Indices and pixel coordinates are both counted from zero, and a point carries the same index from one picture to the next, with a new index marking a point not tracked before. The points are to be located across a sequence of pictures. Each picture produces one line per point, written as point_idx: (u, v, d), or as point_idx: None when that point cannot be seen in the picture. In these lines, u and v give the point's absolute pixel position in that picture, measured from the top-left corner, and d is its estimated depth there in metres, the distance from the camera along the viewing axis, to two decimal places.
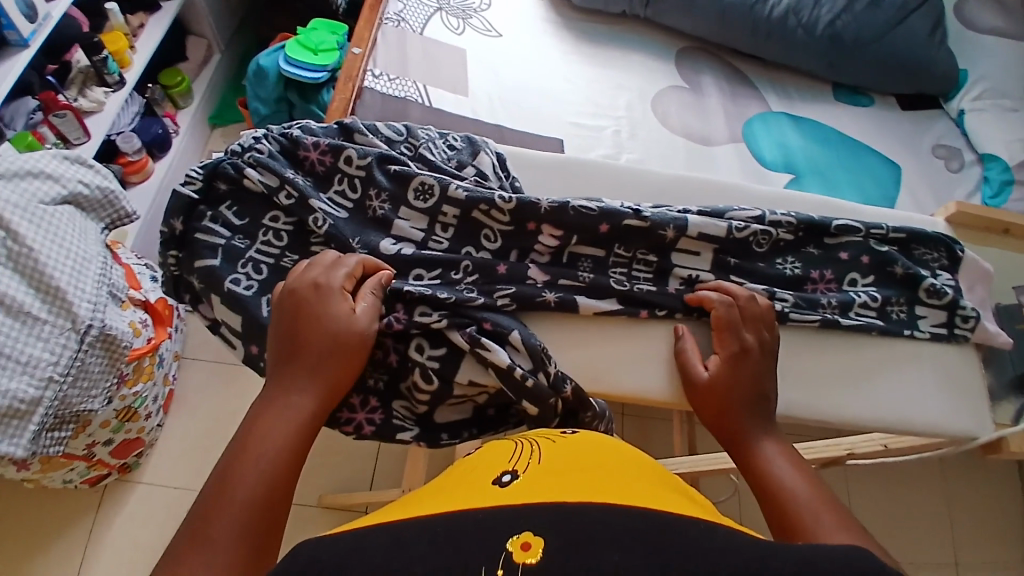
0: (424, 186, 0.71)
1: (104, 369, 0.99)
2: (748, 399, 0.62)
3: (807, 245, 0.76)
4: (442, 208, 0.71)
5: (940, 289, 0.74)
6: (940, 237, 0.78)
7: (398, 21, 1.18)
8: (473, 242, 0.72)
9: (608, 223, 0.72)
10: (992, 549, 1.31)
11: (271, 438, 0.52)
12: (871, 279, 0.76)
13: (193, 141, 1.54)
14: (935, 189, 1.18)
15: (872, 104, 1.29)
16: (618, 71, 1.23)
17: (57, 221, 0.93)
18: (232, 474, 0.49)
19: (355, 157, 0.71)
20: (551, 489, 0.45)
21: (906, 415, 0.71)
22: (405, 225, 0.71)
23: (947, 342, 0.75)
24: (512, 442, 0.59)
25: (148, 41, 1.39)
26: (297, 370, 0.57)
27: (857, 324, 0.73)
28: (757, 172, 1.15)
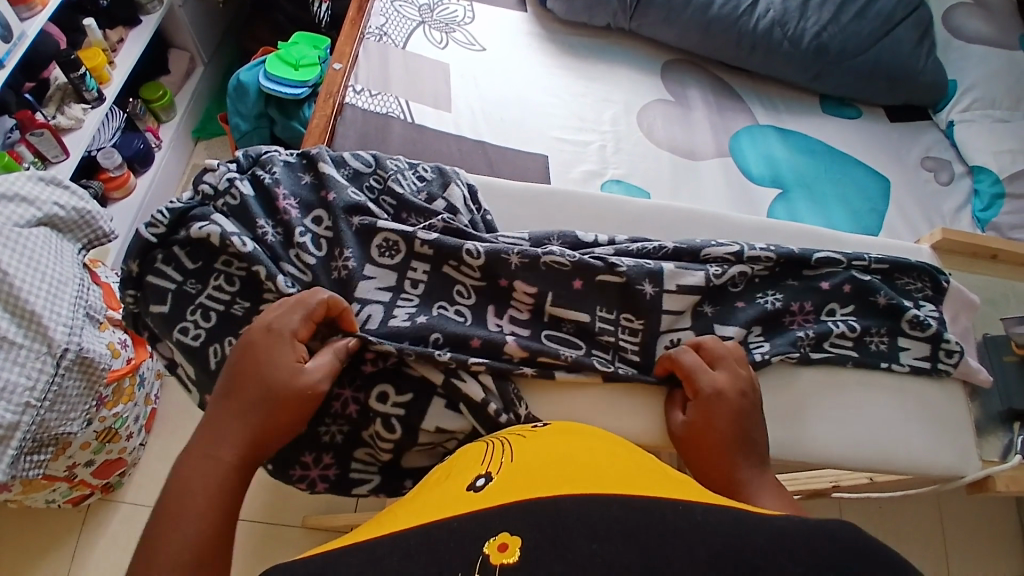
0: (389, 241, 0.69)
1: (82, 392, 0.97)
2: (736, 441, 0.60)
3: (788, 279, 0.75)
4: (410, 263, 0.69)
5: (923, 320, 0.73)
6: (924, 267, 0.77)
7: (380, 35, 1.17)
8: (445, 297, 0.69)
9: (581, 277, 0.70)
10: (983, 564, 1.31)
11: (201, 504, 0.50)
12: (850, 308, 0.74)
13: (173, 157, 1.51)
14: (925, 204, 1.17)
15: (859, 116, 1.28)
16: (604, 84, 1.22)
17: (31, 245, 0.91)
18: (154, 544, 0.48)
19: (324, 218, 0.70)
20: (523, 484, 0.46)
21: (893, 455, 0.70)
22: (371, 283, 0.67)
23: (929, 376, 0.74)
24: (485, 443, 0.60)
25: (129, 57, 1.37)
26: (237, 428, 0.55)
27: (828, 356, 0.72)
28: (743, 187, 1.13)
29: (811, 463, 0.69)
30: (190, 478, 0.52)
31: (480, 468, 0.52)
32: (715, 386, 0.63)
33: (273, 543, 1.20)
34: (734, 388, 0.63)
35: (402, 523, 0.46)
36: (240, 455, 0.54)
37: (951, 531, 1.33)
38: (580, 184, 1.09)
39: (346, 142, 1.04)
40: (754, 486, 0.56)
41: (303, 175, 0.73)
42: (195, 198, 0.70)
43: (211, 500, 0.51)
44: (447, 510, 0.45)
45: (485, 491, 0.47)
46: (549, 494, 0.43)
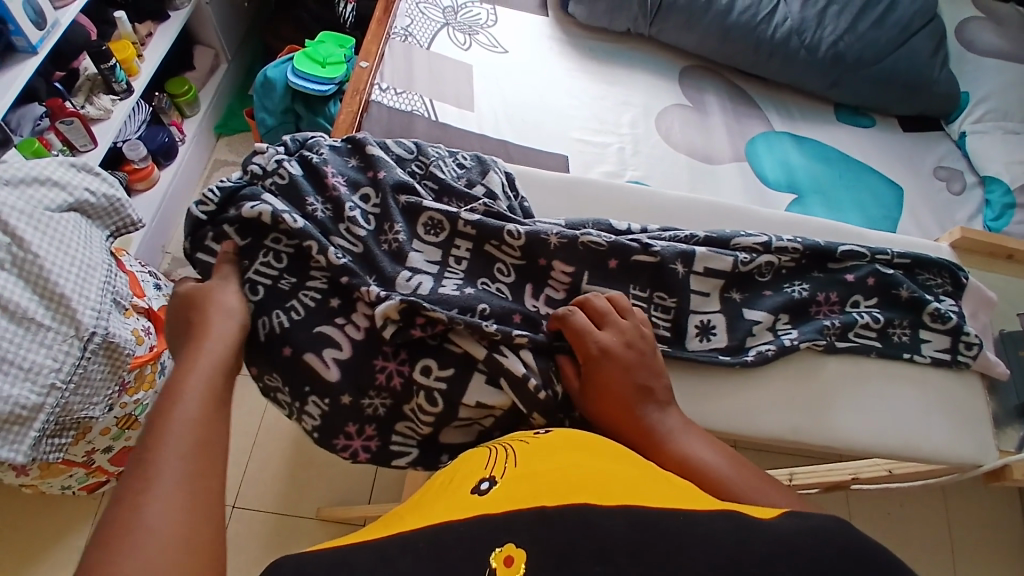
0: (433, 221, 0.72)
1: (106, 376, 0.99)
2: (639, 397, 0.61)
3: (815, 271, 0.77)
4: (454, 242, 0.71)
5: (944, 314, 0.75)
6: (945, 264, 0.79)
7: (405, 36, 1.20)
8: (487, 274, 0.71)
9: (616, 258, 0.73)
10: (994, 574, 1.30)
11: (187, 407, 0.52)
12: (874, 301, 0.76)
13: (197, 150, 1.54)
14: (937, 211, 1.19)
15: (873, 125, 1.30)
16: (622, 87, 1.24)
17: (62, 229, 0.93)
18: (146, 462, 0.47)
19: (373, 194, 0.72)
20: (536, 487, 0.48)
21: (914, 443, 0.72)
22: (418, 257, 0.69)
23: (949, 367, 0.76)
24: (487, 450, 0.61)
25: (157, 51, 1.40)
26: (198, 352, 0.57)
27: (854, 346, 0.74)
28: (760, 191, 1.15)
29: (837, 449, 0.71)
30: (168, 405, 0.52)
31: (482, 471, 0.54)
32: (609, 348, 0.63)
33: (287, 532, 1.21)
34: (622, 344, 0.64)
35: (411, 525, 0.47)
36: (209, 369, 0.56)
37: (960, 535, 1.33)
38: None
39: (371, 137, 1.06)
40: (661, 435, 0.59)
41: (349, 157, 0.75)
42: (247, 174, 0.72)
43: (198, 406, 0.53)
44: (449, 513, 0.47)
45: (492, 494, 0.49)
46: (573, 501, 0.44)
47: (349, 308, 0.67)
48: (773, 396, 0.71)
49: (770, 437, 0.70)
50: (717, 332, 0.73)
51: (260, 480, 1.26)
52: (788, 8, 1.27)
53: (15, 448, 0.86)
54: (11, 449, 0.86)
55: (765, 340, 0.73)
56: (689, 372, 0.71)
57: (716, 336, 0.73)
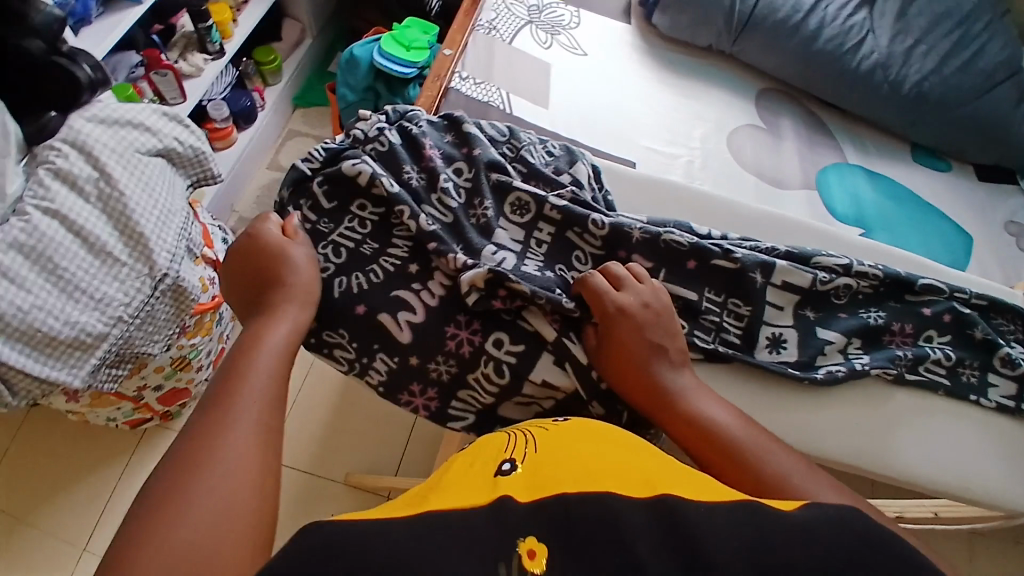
0: (521, 201, 0.74)
1: (170, 317, 1.04)
2: (653, 356, 0.62)
3: (889, 301, 0.77)
4: (538, 224, 0.74)
5: (1016, 360, 0.75)
6: (1021, 310, 0.79)
7: (490, 29, 1.23)
8: (564, 260, 0.73)
9: (696, 259, 0.73)
10: None
11: (254, 385, 0.55)
12: (947, 337, 0.76)
13: (276, 118, 1.61)
14: (1005, 265, 1.16)
15: (949, 170, 1.27)
16: (697, 102, 1.25)
17: (148, 173, 0.99)
18: (207, 437, 0.50)
19: (465, 170, 0.75)
20: (559, 473, 0.48)
21: (974, 487, 0.72)
22: (504, 234, 0.73)
23: (1014, 416, 0.75)
24: (506, 434, 0.61)
25: (251, 19, 1.47)
26: (267, 329, 0.60)
27: (923, 380, 0.74)
28: (826, 220, 1.14)
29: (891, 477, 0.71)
30: (235, 382, 0.55)
31: (502, 453, 0.55)
32: (629, 310, 0.64)
33: (315, 492, 1.26)
34: (643, 306, 0.65)
35: (430, 500, 0.48)
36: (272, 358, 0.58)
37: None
38: None
39: None
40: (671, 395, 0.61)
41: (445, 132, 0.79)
42: (349, 138, 0.77)
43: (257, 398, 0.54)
44: (476, 497, 0.47)
45: (513, 476, 0.50)
46: (599, 489, 0.45)
47: (425, 275, 0.70)
48: (835, 418, 0.72)
49: (830, 458, 0.71)
50: (788, 345, 0.74)
51: (296, 439, 1.30)
52: (876, 41, 1.25)
53: (75, 372, 0.92)
54: (72, 371, 0.92)
55: (835, 362, 0.74)
56: (757, 381, 0.72)
57: (786, 349, 0.74)
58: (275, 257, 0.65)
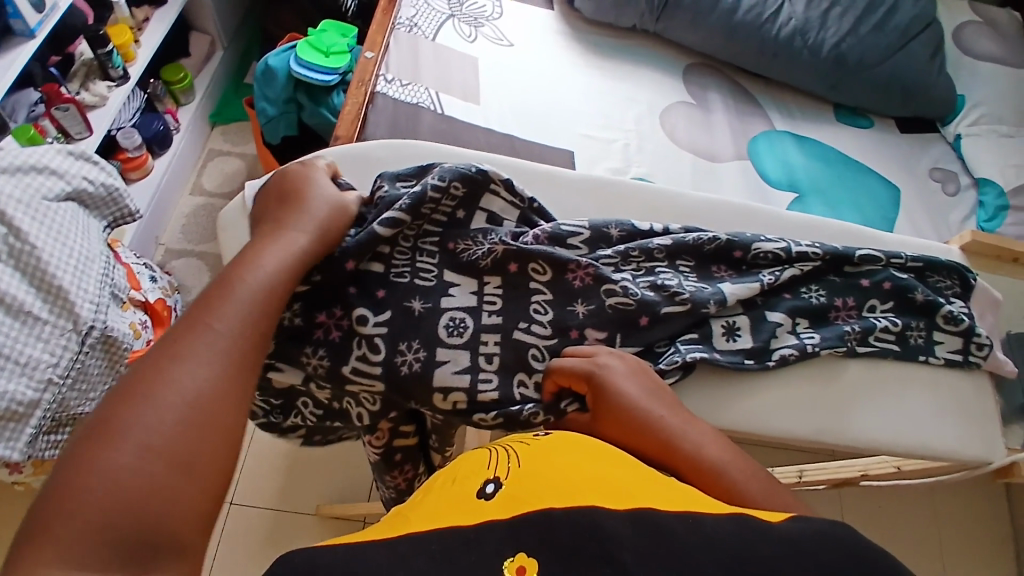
0: (455, 321, 0.70)
1: (104, 370, 0.96)
2: (645, 414, 0.60)
3: (830, 275, 0.80)
4: (480, 338, 0.70)
5: (956, 316, 0.78)
6: (955, 267, 0.83)
7: (410, 27, 1.19)
8: (523, 318, 0.71)
9: (646, 315, 0.72)
10: (982, 562, 1.34)
11: (225, 317, 0.52)
12: (890, 305, 0.79)
13: (193, 139, 1.52)
14: (933, 213, 1.21)
15: (872, 126, 1.31)
16: (630, 84, 1.24)
17: (58, 218, 0.91)
18: (160, 370, 0.47)
19: (368, 317, 0.67)
20: (540, 491, 0.47)
21: (932, 442, 0.75)
22: (447, 372, 0.67)
23: (962, 368, 0.79)
24: (486, 450, 0.61)
25: (153, 36, 1.38)
26: (258, 255, 0.58)
27: (874, 350, 0.77)
28: (762, 191, 1.16)
29: (860, 447, 0.74)
30: (208, 313, 0.52)
31: (489, 470, 0.53)
32: (612, 372, 0.64)
33: (288, 530, 1.21)
34: (629, 365, 0.65)
35: (419, 528, 0.47)
36: (236, 324, 0.52)
37: (947, 529, 1.36)
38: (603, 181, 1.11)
39: (377, 130, 1.05)
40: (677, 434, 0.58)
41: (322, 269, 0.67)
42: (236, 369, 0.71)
43: (232, 325, 0.52)
44: (460, 518, 0.46)
45: (499, 497, 0.49)
46: (585, 503, 0.45)
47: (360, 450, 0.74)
48: (795, 399, 0.74)
49: (799, 438, 0.73)
50: (743, 333, 0.75)
51: (260, 475, 1.25)
52: (792, 8, 1.27)
53: (10, 445, 0.85)
54: (7, 446, 0.85)
55: (788, 343, 0.75)
56: (717, 376, 0.74)
57: (741, 336, 0.75)
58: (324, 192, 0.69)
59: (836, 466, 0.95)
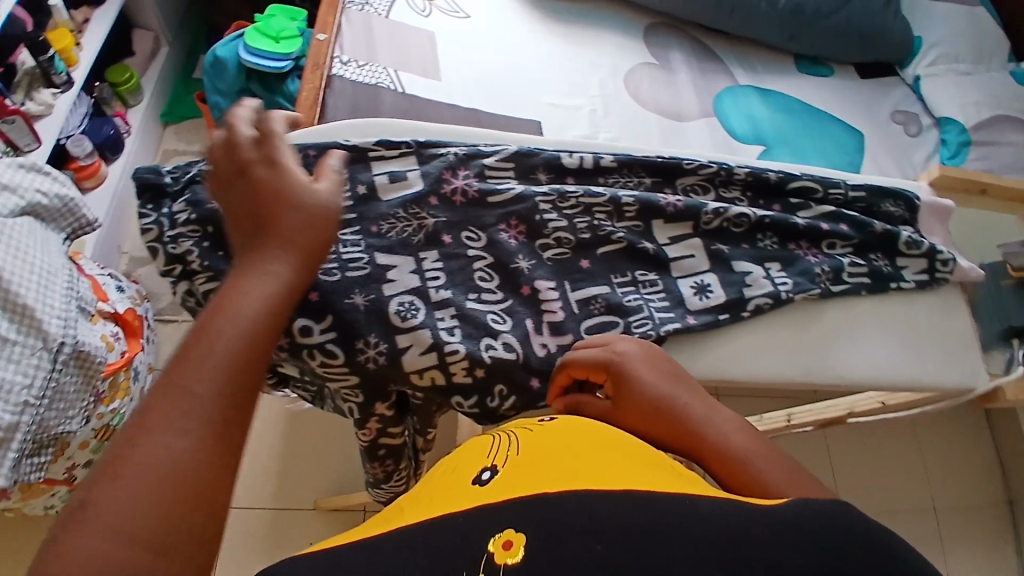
0: (407, 305, 0.66)
1: (80, 388, 1.01)
2: (655, 405, 0.58)
3: (793, 216, 0.81)
4: (436, 314, 0.67)
5: (917, 240, 0.81)
6: (900, 192, 0.85)
7: (362, 5, 1.15)
8: (470, 287, 0.70)
9: (586, 256, 0.75)
10: (967, 489, 1.40)
11: (214, 364, 0.44)
12: (851, 244, 0.81)
13: (145, 141, 1.47)
14: (897, 155, 1.23)
15: (832, 74, 1.32)
16: (591, 49, 1.22)
17: (15, 234, 0.86)
18: (151, 419, 0.40)
19: (313, 327, 0.62)
20: (538, 474, 0.48)
21: (913, 373, 0.77)
22: (413, 356, 0.64)
23: (930, 287, 0.82)
24: (490, 437, 0.61)
25: (95, 37, 1.31)
26: (253, 269, 0.50)
27: (847, 288, 0.78)
28: (728, 146, 1.18)
29: (845, 384, 0.75)
30: (194, 352, 0.44)
31: (487, 459, 0.54)
32: (629, 358, 0.63)
33: (288, 528, 1.20)
34: (642, 350, 0.64)
35: (411, 520, 0.47)
36: (214, 384, 0.43)
37: (930, 459, 1.42)
38: None
39: (337, 114, 1.02)
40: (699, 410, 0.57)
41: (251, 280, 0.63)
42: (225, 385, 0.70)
43: (223, 367, 0.44)
44: (451, 507, 0.47)
45: (494, 485, 0.49)
46: (574, 488, 0.45)
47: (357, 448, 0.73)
48: (775, 344, 0.75)
49: (784, 380, 0.74)
50: (714, 290, 0.76)
51: (252, 478, 1.23)
52: None
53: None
54: None
55: (762, 291, 0.76)
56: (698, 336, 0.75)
57: (713, 293, 0.76)
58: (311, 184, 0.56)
59: (820, 407, 0.96)
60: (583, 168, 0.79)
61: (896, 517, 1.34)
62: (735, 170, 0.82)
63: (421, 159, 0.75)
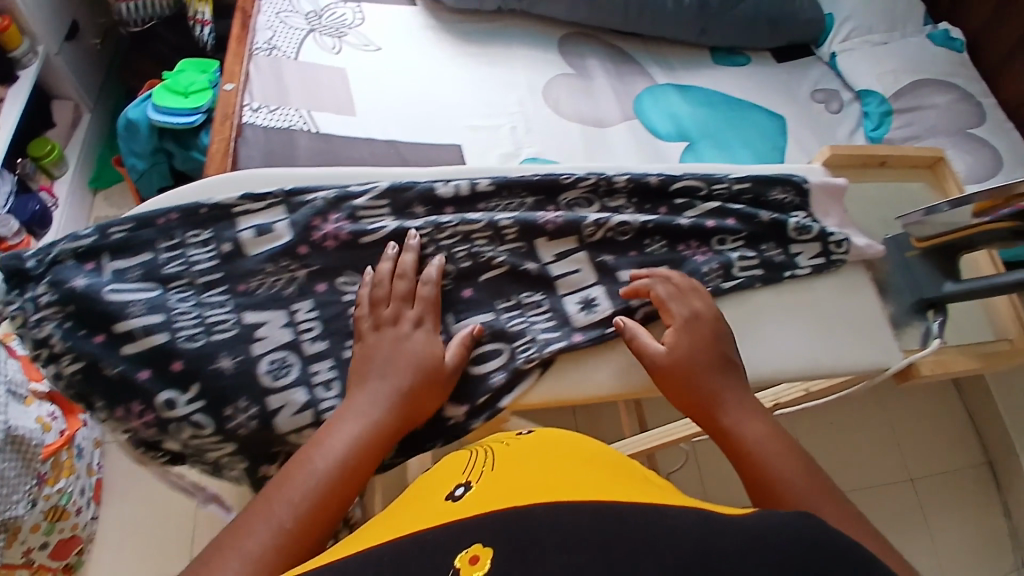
0: (279, 362, 0.67)
1: (21, 472, 1.01)
2: (699, 371, 0.67)
3: (677, 217, 0.82)
4: (309, 369, 0.68)
5: (805, 226, 0.82)
6: (788, 177, 0.85)
7: (269, 49, 1.14)
8: (347, 334, 0.70)
9: (468, 286, 0.75)
10: (952, 451, 1.40)
11: (311, 475, 0.55)
12: (740, 238, 0.82)
13: (76, 211, 1.44)
14: (820, 134, 1.25)
15: (749, 63, 1.33)
16: (507, 67, 1.22)
17: None
18: (257, 512, 0.52)
19: (179, 400, 0.65)
20: (501, 487, 0.50)
21: (823, 357, 0.77)
22: (284, 416, 0.66)
23: (829, 269, 0.82)
24: (468, 452, 0.65)
25: (10, 114, 1.28)
26: (360, 395, 0.63)
27: (740, 282, 0.78)
28: (653, 146, 1.19)
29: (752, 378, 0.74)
30: (302, 463, 0.56)
31: (460, 477, 0.56)
32: (688, 323, 0.71)
33: None
34: (709, 315, 0.72)
35: (396, 533, 0.46)
36: (306, 494, 0.54)
37: (912, 425, 1.42)
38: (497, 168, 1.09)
39: (251, 163, 1.01)
40: (734, 409, 0.64)
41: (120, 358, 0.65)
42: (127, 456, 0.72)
43: (319, 479, 0.55)
44: (443, 514, 0.47)
45: (463, 499, 0.50)
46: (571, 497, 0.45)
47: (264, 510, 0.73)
48: None
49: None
50: (598, 304, 0.77)
51: None
52: None
53: None
54: None
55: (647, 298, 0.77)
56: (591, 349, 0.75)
57: (598, 307, 0.77)
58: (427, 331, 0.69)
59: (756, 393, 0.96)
60: (461, 195, 0.79)
61: (887, 489, 1.34)
62: (614, 178, 0.82)
63: (288, 208, 0.74)
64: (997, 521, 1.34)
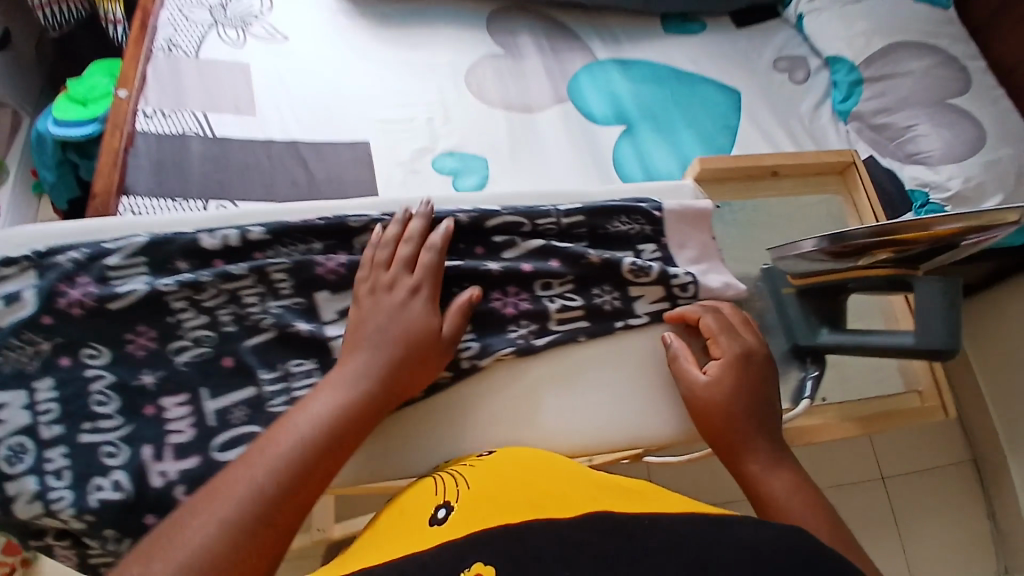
0: (17, 445, 0.53)
1: None
2: (739, 412, 0.61)
3: (486, 261, 0.67)
4: (46, 456, 0.53)
5: (643, 266, 0.69)
6: (632, 206, 0.72)
7: (169, 47, 1.04)
8: (86, 416, 0.54)
9: (230, 355, 0.58)
10: (949, 448, 1.27)
11: (268, 464, 0.50)
12: (567, 281, 0.69)
13: (19, 218, 1.42)
14: (778, 109, 1.12)
15: (703, 30, 1.19)
16: (428, 51, 1.12)
17: None
18: (213, 496, 0.48)
19: None
20: (497, 508, 0.46)
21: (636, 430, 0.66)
22: (22, 504, 0.51)
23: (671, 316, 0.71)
24: (432, 477, 0.58)
25: None
26: (343, 368, 0.57)
27: (555, 338, 0.67)
28: (585, 131, 1.07)
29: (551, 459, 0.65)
30: (266, 448, 0.51)
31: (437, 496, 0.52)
32: (733, 356, 0.64)
33: None
34: (757, 352, 0.65)
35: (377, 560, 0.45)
36: (264, 489, 0.48)
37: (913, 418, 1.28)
38: (408, 165, 1.00)
39: None
40: (767, 457, 0.59)
41: None
42: None
43: (274, 473, 0.49)
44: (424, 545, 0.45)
45: (448, 527, 0.46)
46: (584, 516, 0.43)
47: None
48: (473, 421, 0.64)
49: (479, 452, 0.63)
50: None
51: None
52: None
53: None
54: None
55: None
56: None
57: None
58: (428, 305, 0.61)
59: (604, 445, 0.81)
60: (230, 246, 0.61)
61: (869, 489, 1.23)
62: (414, 208, 0.65)
63: (40, 273, 0.57)
64: (981, 530, 1.22)
